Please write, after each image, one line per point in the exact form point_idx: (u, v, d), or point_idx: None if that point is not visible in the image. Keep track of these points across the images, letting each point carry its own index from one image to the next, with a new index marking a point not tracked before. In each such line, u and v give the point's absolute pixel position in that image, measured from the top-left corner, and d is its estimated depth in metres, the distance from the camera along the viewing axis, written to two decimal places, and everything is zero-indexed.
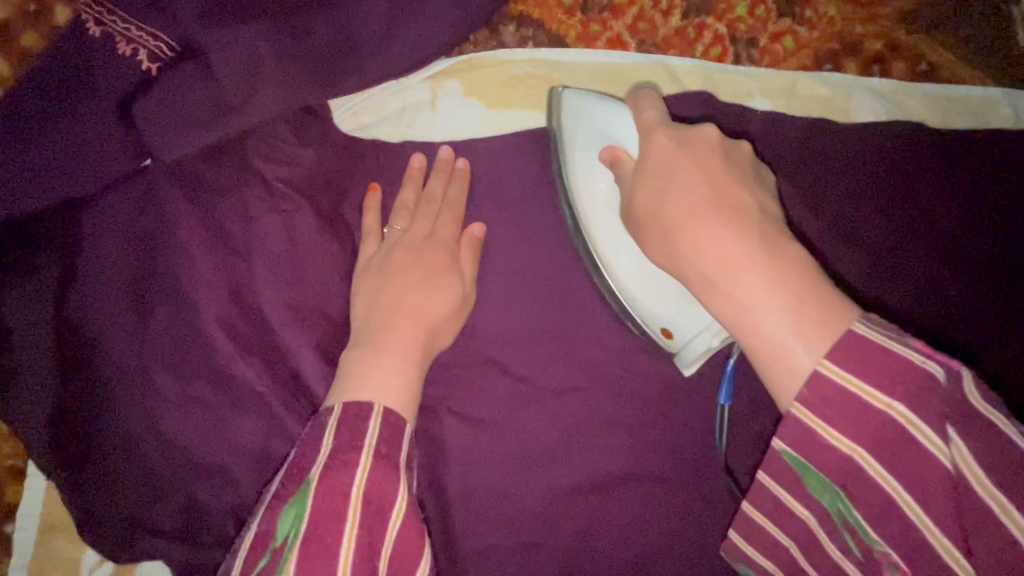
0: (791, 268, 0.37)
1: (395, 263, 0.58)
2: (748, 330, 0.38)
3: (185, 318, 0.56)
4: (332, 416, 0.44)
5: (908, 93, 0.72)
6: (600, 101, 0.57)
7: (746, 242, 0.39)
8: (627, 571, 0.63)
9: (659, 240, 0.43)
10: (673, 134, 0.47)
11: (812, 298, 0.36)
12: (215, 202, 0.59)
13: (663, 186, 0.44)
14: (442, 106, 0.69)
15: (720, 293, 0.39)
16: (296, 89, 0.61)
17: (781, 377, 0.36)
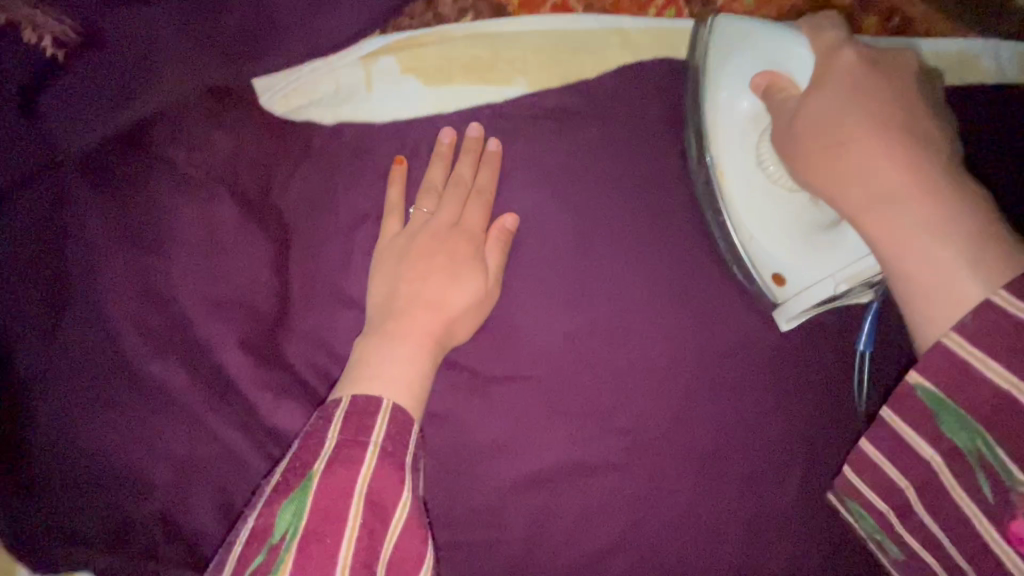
0: (967, 204, 0.40)
1: (417, 250, 0.55)
2: (907, 253, 0.41)
3: (99, 320, 0.53)
4: (341, 406, 0.43)
5: (883, 52, 0.67)
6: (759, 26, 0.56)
7: (922, 171, 0.41)
8: (581, 563, 0.60)
9: (819, 156, 0.46)
10: (863, 57, 0.48)
11: (986, 239, 0.38)
12: (127, 195, 0.56)
13: (836, 106, 0.46)
14: (377, 86, 0.65)
15: (884, 217, 0.42)
16: (206, 70, 0.58)
17: (937, 303, 0.39)
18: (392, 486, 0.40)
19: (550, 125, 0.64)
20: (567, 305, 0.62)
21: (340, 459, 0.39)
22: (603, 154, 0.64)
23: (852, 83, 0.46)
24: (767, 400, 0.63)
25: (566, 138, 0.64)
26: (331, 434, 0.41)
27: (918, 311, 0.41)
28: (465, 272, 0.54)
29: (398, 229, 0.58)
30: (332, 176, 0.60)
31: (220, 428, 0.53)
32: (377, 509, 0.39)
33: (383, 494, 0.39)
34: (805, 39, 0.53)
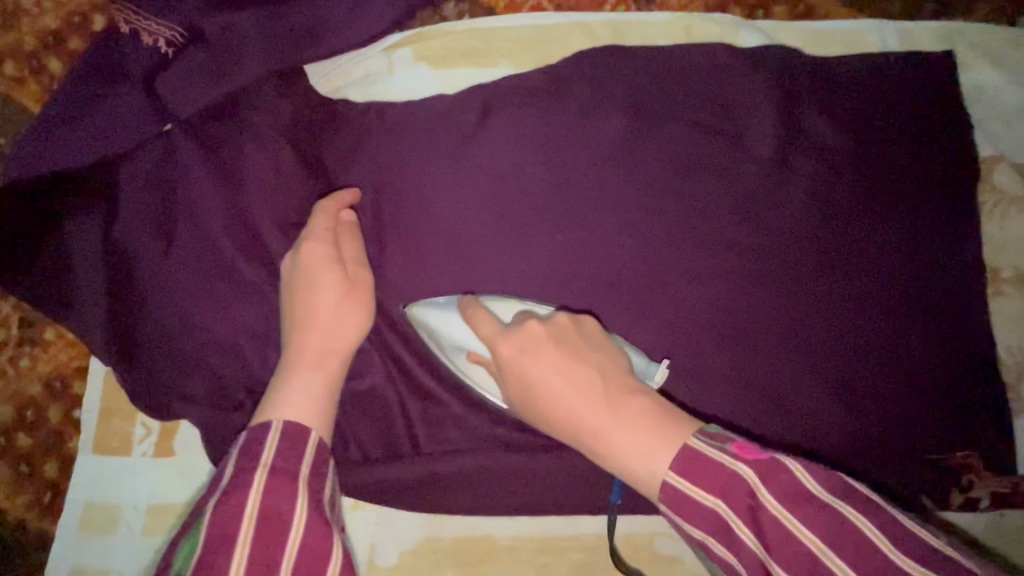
0: (639, 426, 0.51)
1: (296, 288, 0.69)
2: (631, 471, 0.51)
3: (200, 235, 0.74)
4: (274, 428, 0.55)
5: (786, 30, 0.86)
6: (440, 300, 0.71)
7: (598, 402, 0.54)
8: (560, 429, 0.74)
9: (541, 411, 0.59)
10: (511, 339, 0.61)
11: (653, 433, 0.50)
12: (219, 148, 0.77)
13: (529, 364, 0.59)
14: (396, 71, 0.85)
15: (601, 444, 0.53)
16: (272, 55, 0.79)
17: (644, 484, 0.50)
18: (288, 498, 0.51)
19: (526, 91, 0.83)
20: (545, 226, 0.78)
21: (242, 478, 0.51)
22: (568, 109, 0.82)
23: (524, 347, 0.60)
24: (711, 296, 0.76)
25: (539, 100, 0.82)
26: (227, 471, 0.52)
27: (640, 486, 0.51)
28: (325, 279, 0.68)
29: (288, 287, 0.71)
30: (362, 132, 0.80)
31: None
32: (273, 514, 0.49)
33: (279, 503, 0.50)
34: (461, 304, 0.68)
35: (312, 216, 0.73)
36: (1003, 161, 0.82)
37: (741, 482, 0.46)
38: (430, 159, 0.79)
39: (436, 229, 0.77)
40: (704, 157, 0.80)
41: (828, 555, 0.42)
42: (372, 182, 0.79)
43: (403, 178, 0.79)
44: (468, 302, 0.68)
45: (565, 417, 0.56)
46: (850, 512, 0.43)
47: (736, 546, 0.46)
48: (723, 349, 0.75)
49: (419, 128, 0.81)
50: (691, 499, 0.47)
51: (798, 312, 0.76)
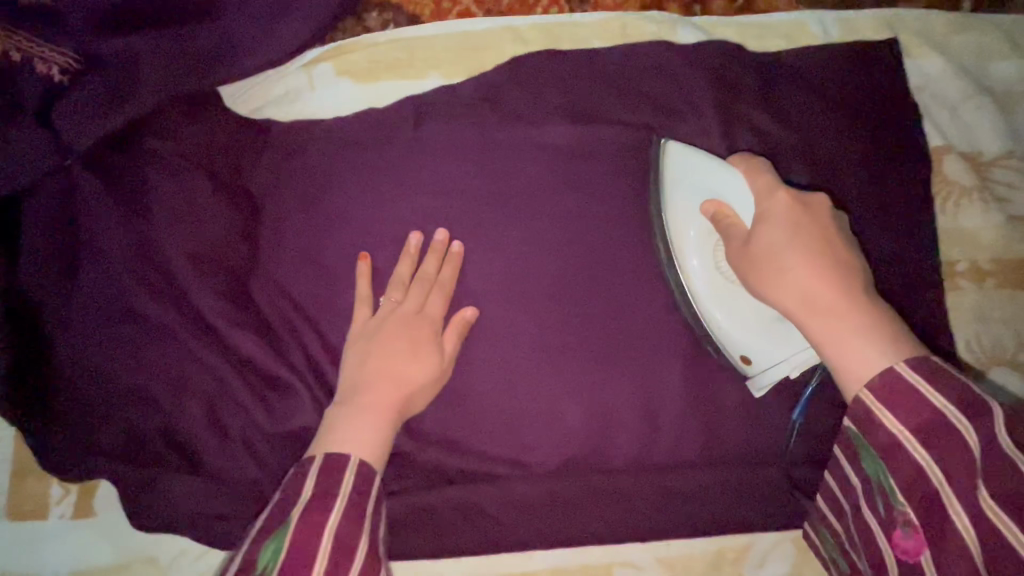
0: (885, 325, 0.53)
1: (384, 331, 0.66)
2: (846, 344, 0.53)
3: (105, 276, 0.68)
4: (313, 463, 0.55)
5: (724, 25, 0.83)
6: (705, 160, 0.68)
7: (850, 286, 0.55)
8: (509, 458, 0.71)
9: (767, 283, 0.58)
10: (797, 196, 0.60)
11: (890, 331, 0.53)
12: (123, 180, 0.72)
13: (780, 241, 0.58)
14: (318, 87, 0.81)
15: (829, 323, 0.54)
16: (181, 80, 0.74)
17: (852, 371, 0.53)
18: (350, 535, 0.52)
19: (460, 103, 0.79)
20: (484, 245, 0.73)
21: (313, 507, 0.52)
22: (504, 120, 0.78)
23: (796, 212, 0.59)
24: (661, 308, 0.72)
25: (474, 113, 0.78)
26: (308, 487, 0.53)
27: (838, 368, 0.54)
28: (426, 349, 0.65)
29: (368, 315, 0.69)
30: (287, 156, 0.76)
31: (204, 354, 0.68)
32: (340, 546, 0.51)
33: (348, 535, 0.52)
34: (738, 172, 0.65)
35: (420, 281, 0.69)
36: (951, 151, 0.80)
37: (978, 399, 0.48)
38: (360, 181, 0.75)
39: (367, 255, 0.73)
40: (649, 162, 0.76)
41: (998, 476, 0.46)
42: (297, 209, 0.74)
43: (332, 201, 0.74)
44: (744, 168, 0.65)
45: (799, 279, 0.56)
46: None
47: (942, 443, 0.49)
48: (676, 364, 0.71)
49: (347, 149, 0.76)
50: (912, 390, 0.50)
51: (882, 251, 0.74)
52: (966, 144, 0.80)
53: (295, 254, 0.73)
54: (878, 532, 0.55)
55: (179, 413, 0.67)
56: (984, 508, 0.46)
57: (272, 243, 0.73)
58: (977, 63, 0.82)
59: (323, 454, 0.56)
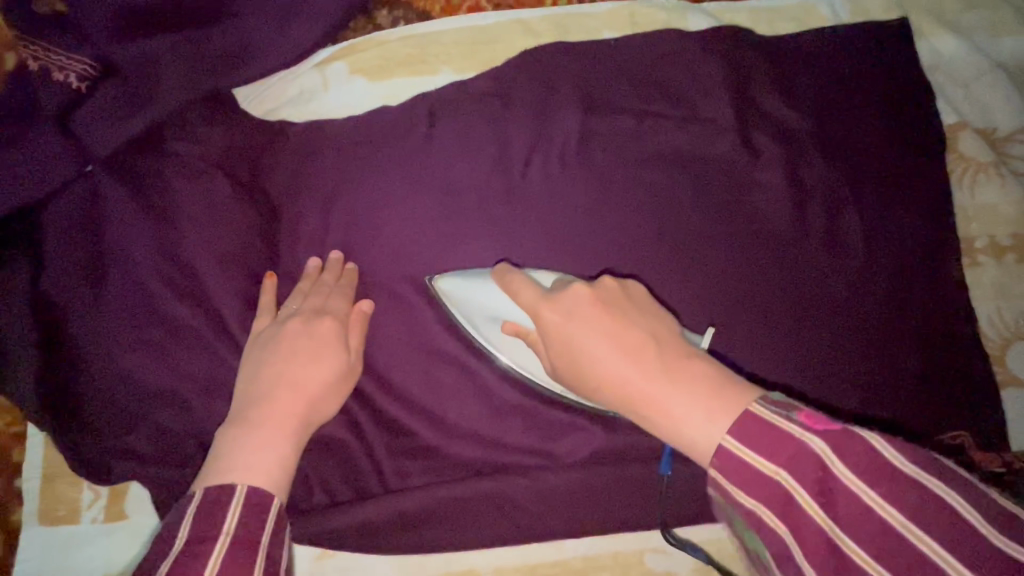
0: (702, 389, 0.48)
1: (286, 332, 0.65)
2: (676, 432, 0.48)
3: (132, 281, 0.69)
4: (194, 498, 0.49)
5: (734, 11, 0.83)
6: (464, 279, 0.69)
7: (641, 368, 0.51)
8: (536, 450, 0.71)
9: (596, 392, 0.54)
10: (553, 301, 0.57)
11: (704, 390, 0.48)
12: (144, 184, 0.72)
13: (569, 343, 0.55)
14: (332, 86, 0.81)
15: (660, 418, 0.49)
16: (198, 83, 0.75)
17: (700, 453, 0.46)
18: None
19: (474, 98, 0.79)
20: (504, 238, 0.73)
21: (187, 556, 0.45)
22: (519, 113, 0.78)
23: (564, 316, 0.56)
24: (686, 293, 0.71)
25: (488, 106, 0.79)
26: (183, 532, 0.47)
27: (691, 449, 0.47)
28: (328, 350, 0.64)
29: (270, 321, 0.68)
30: (307, 155, 0.77)
31: (231, 353, 0.69)
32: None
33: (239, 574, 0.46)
34: (494, 281, 0.66)
35: (313, 292, 0.69)
36: (967, 128, 0.79)
37: (854, 439, 0.41)
38: (378, 179, 0.75)
39: (389, 251, 0.73)
40: (665, 149, 0.76)
41: (914, 527, 0.38)
42: (316, 205, 0.75)
43: (352, 198, 0.75)
44: (501, 275, 0.65)
45: (608, 387, 0.52)
46: (939, 488, 0.39)
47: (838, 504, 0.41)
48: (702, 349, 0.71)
49: (363, 148, 0.77)
50: (749, 467, 0.43)
51: (902, 229, 0.74)
52: (981, 120, 0.80)
53: (316, 248, 0.74)
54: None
55: (207, 409, 0.68)
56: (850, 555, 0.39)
57: (292, 239, 0.74)
58: (989, 40, 0.83)
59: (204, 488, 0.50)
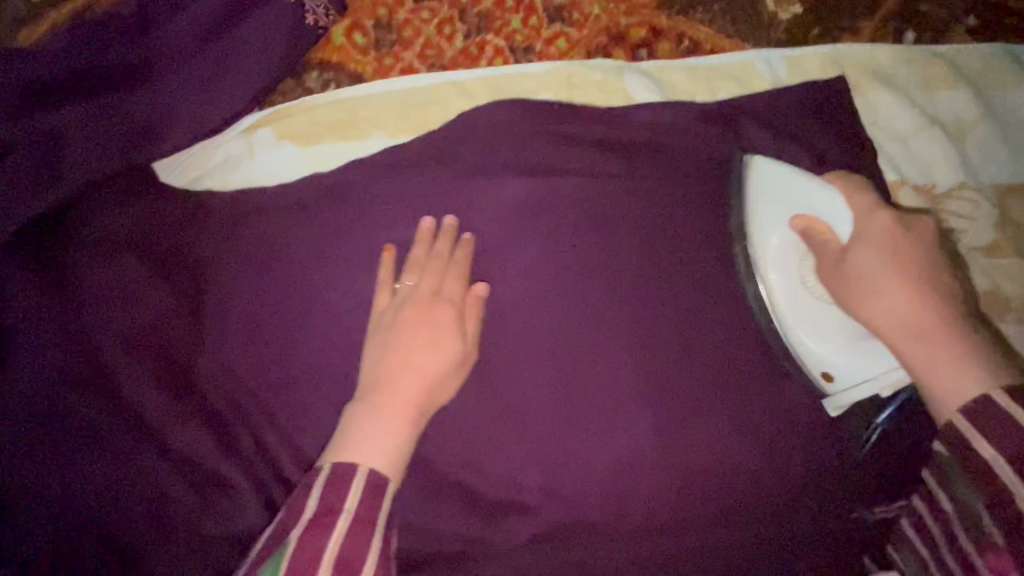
0: (973, 341, 0.56)
1: (405, 318, 0.65)
2: (922, 363, 0.56)
3: (23, 372, 0.62)
4: (323, 473, 0.51)
5: (671, 69, 0.82)
6: (782, 170, 0.69)
7: (937, 303, 0.58)
8: (477, 536, 0.68)
9: (859, 306, 0.61)
10: (894, 217, 0.63)
11: (974, 350, 0.56)
12: (45, 265, 0.66)
13: (876, 265, 0.60)
14: (259, 153, 0.78)
15: (911, 345, 0.57)
16: (112, 155, 0.71)
17: (940, 394, 0.55)
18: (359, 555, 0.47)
19: (406, 163, 0.76)
20: None
21: (313, 529, 0.47)
22: (452, 178, 0.75)
23: (897, 232, 0.62)
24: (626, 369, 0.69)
25: (421, 173, 0.76)
26: (312, 503, 0.49)
27: (931, 391, 0.56)
28: (445, 335, 0.64)
29: (388, 300, 0.68)
30: (230, 228, 0.72)
31: (139, 451, 0.63)
32: (345, 569, 0.46)
33: (353, 557, 0.47)
34: (835, 189, 0.66)
35: (444, 270, 0.69)
36: (905, 185, 0.79)
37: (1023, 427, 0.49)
38: (307, 253, 0.72)
39: (319, 329, 0.70)
40: (607, 211, 0.73)
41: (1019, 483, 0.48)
42: (237, 279, 0.71)
43: (277, 275, 0.71)
44: (842, 187, 0.67)
45: (881, 311, 0.59)
46: None
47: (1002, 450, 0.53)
48: (646, 422, 0.69)
49: (289, 220, 0.73)
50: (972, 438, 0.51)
51: None
52: (919, 175, 0.80)
53: (236, 325, 0.69)
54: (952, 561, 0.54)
55: (117, 520, 0.61)
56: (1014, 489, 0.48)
57: (210, 317, 0.69)
58: (924, 93, 0.82)
59: (332, 463, 0.52)
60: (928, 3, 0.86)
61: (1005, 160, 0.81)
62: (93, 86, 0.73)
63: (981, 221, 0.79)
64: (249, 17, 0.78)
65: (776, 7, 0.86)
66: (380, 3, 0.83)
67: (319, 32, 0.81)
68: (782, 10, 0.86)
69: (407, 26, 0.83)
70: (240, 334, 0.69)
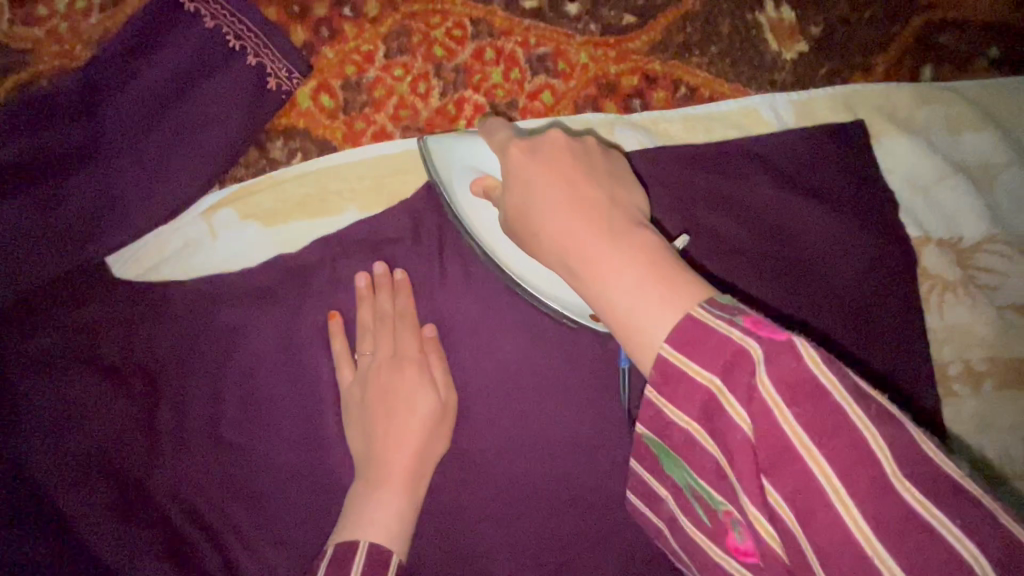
0: (645, 257, 0.41)
1: (370, 389, 0.63)
2: (605, 300, 0.41)
3: None
4: (325, 556, 0.48)
5: (667, 121, 0.76)
6: (459, 140, 0.63)
7: (597, 227, 0.44)
8: None
9: (537, 250, 0.48)
10: (525, 146, 0.51)
11: (652, 269, 0.40)
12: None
13: (525, 203, 0.48)
14: (220, 236, 0.72)
15: (592, 291, 0.42)
16: (63, 251, 0.65)
17: (633, 339, 0.39)
18: None
19: (381, 241, 0.70)
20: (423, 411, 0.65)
21: None
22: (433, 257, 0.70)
23: (535, 160, 0.49)
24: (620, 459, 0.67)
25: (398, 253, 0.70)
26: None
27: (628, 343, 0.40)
28: (417, 398, 0.62)
29: (351, 377, 0.66)
30: (198, 322, 0.67)
31: None
32: None
33: None
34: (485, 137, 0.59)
35: (392, 329, 0.66)
36: (931, 241, 0.72)
37: (747, 362, 0.35)
38: (281, 344, 0.68)
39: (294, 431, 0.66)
40: None
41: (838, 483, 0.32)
42: (201, 379, 0.66)
43: (245, 374, 0.67)
44: (490, 129, 0.59)
45: (563, 258, 0.45)
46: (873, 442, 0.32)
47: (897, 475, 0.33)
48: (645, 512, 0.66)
49: (257, 312, 0.68)
50: (689, 376, 0.37)
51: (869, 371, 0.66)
52: (945, 230, 0.73)
53: (200, 431, 0.64)
54: (698, 527, 0.43)
55: None
56: (844, 517, 0.32)
57: (171, 425, 0.64)
58: (946, 137, 0.75)
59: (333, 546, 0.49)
60: (946, 34, 0.79)
61: None
62: (32, 166, 0.64)
63: (1014, 278, 0.72)
64: (206, 83, 0.72)
65: (780, 47, 0.79)
66: (348, 61, 0.77)
67: (284, 96, 0.75)
68: (787, 48, 0.79)
69: (379, 85, 0.76)
70: (205, 440, 0.64)
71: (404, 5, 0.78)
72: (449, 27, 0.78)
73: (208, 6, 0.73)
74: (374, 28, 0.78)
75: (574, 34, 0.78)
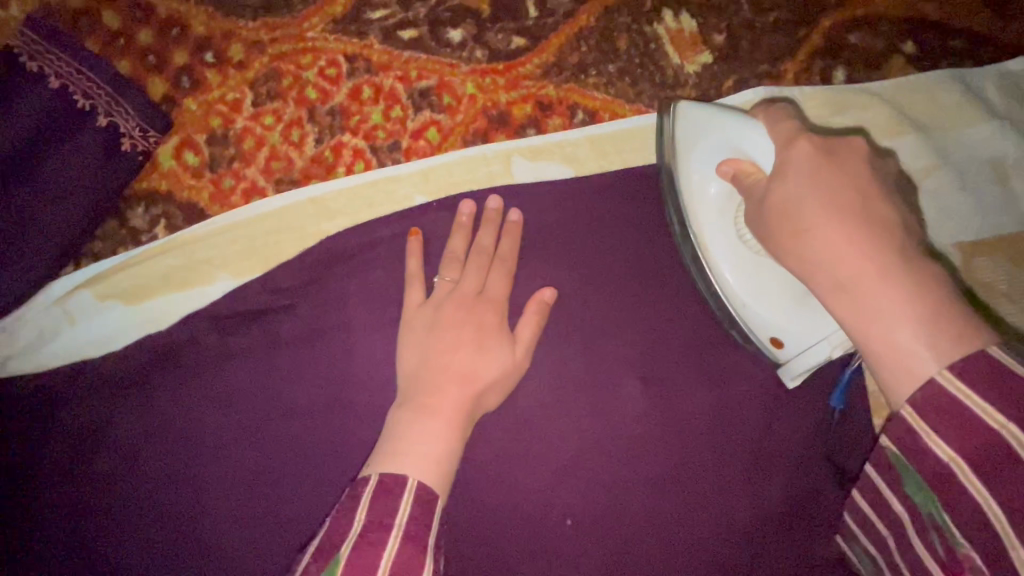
0: (939, 288, 0.38)
1: (448, 318, 0.59)
2: (870, 316, 0.39)
3: None
4: (369, 484, 0.43)
5: (570, 145, 0.70)
6: (721, 114, 0.58)
7: (889, 243, 0.41)
8: None
9: (788, 241, 0.45)
10: (818, 142, 0.48)
11: (944, 307, 0.37)
12: None
13: (800, 194, 0.45)
14: (80, 319, 0.65)
15: (851, 299, 0.40)
16: None
17: (896, 364, 0.38)
18: (415, 566, 0.39)
19: (259, 310, 0.65)
20: (329, 483, 0.62)
21: (365, 541, 0.40)
22: (320, 322, 0.65)
23: (827, 155, 0.47)
24: (548, 518, 0.63)
25: (277, 325, 0.64)
26: (358, 516, 0.41)
27: (886, 368, 0.39)
28: (493, 341, 0.58)
29: (421, 300, 0.62)
30: (62, 420, 0.63)
31: None
32: None
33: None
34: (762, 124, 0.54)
35: (490, 269, 0.63)
36: None
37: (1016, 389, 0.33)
38: (154, 434, 0.63)
39: (180, 523, 0.61)
40: None
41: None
42: (71, 483, 0.62)
43: (112, 472, 0.62)
44: (767, 120, 0.54)
45: (828, 262, 0.42)
46: None
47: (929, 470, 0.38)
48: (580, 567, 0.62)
49: (122, 402, 0.63)
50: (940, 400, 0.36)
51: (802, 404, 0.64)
52: None
53: (77, 534, 0.61)
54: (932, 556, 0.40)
55: None
56: None
57: (44, 534, 0.61)
58: (866, 144, 0.70)
59: (380, 473, 0.44)
60: (857, 33, 0.74)
61: (965, 214, 0.69)
62: None
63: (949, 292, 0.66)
64: (50, 152, 0.64)
65: (681, 60, 0.73)
66: (213, 112, 0.70)
67: (140, 157, 0.68)
68: (688, 61, 0.73)
69: (247, 136, 0.70)
70: (83, 546, 0.61)
71: (272, 46, 0.71)
72: (322, 66, 0.71)
73: (56, 64, 0.65)
74: (240, 73, 0.71)
75: (458, 63, 0.72)
